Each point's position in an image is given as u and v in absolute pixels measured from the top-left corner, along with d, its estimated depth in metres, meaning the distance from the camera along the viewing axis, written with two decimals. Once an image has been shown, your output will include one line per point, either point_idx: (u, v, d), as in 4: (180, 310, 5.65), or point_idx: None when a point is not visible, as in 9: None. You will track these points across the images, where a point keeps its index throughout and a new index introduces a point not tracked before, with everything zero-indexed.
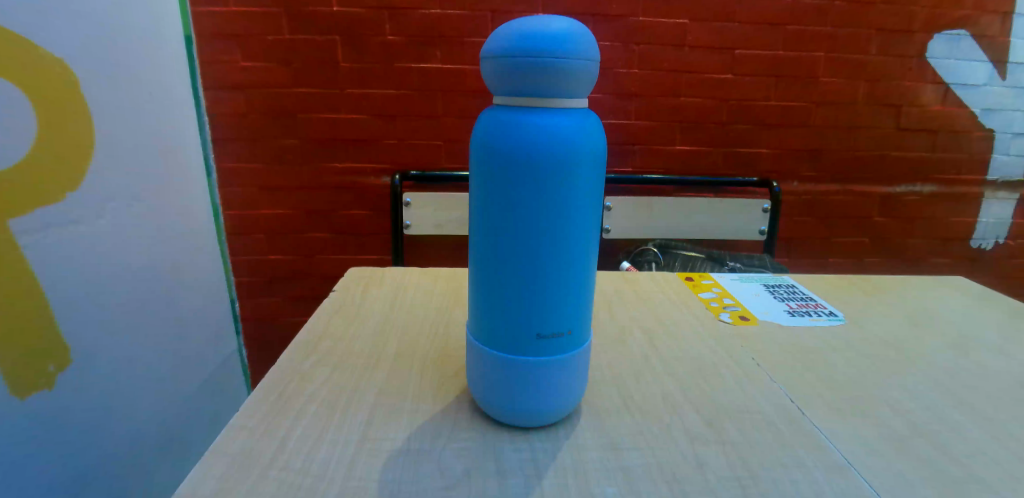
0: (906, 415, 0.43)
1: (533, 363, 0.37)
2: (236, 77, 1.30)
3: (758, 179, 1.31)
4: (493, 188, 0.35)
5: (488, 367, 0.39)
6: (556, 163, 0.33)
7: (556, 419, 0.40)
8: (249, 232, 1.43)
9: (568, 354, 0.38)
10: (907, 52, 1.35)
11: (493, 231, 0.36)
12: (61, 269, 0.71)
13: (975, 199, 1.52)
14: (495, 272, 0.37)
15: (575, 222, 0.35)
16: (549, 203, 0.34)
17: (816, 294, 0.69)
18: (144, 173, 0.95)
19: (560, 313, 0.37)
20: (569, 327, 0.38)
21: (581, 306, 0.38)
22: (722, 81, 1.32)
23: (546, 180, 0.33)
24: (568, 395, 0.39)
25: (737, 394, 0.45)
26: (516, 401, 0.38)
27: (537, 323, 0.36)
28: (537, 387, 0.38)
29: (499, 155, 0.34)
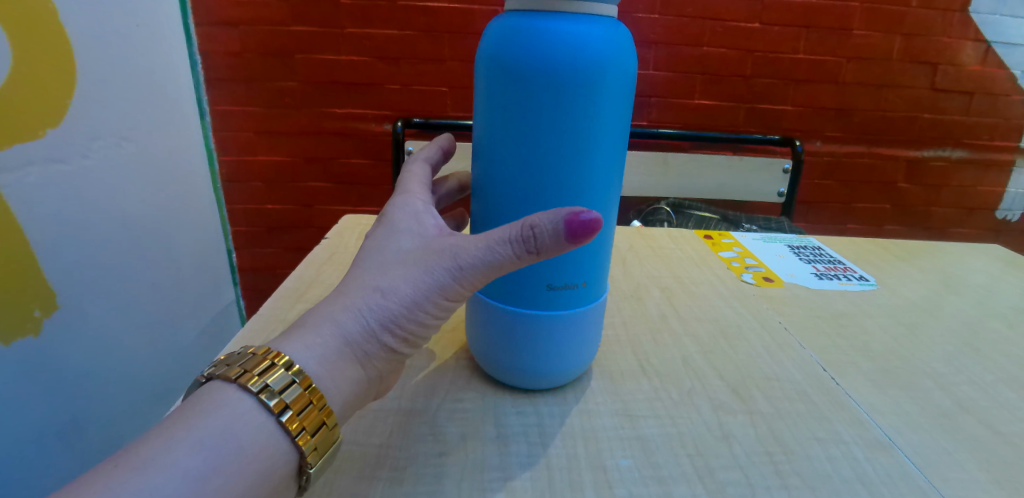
0: (951, 390, 0.39)
1: (543, 318, 0.33)
2: (229, 12, 1.21)
3: (781, 137, 1.23)
4: (501, 112, 0.30)
5: (490, 322, 0.34)
6: (577, 79, 0.28)
7: (566, 380, 0.36)
8: (246, 180, 1.38)
9: (582, 310, 0.34)
10: (951, 6, 1.24)
11: (500, 165, 0.31)
12: (46, 206, 0.66)
13: (1006, 168, 1.44)
14: (504, 213, 0.32)
15: (597, 157, 0.30)
16: (568, 131, 0.29)
17: (844, 257, 0.64)
18: (133, 110, 0.89)
19: (576, 262, 0.32)
20: (585, 280, 0.33)
21: (600, 256, 0.33)
22: (749, 31, 1.22)
23: (567, 100, 0.28)
24: (578, 355, 0.35)
25: (765, 360, 0.41)
26: (521, 360, 0.34)
27: (548, 272, 0.32)
28: (546, 344, 0.34)
29: (511, 71, 0.28)
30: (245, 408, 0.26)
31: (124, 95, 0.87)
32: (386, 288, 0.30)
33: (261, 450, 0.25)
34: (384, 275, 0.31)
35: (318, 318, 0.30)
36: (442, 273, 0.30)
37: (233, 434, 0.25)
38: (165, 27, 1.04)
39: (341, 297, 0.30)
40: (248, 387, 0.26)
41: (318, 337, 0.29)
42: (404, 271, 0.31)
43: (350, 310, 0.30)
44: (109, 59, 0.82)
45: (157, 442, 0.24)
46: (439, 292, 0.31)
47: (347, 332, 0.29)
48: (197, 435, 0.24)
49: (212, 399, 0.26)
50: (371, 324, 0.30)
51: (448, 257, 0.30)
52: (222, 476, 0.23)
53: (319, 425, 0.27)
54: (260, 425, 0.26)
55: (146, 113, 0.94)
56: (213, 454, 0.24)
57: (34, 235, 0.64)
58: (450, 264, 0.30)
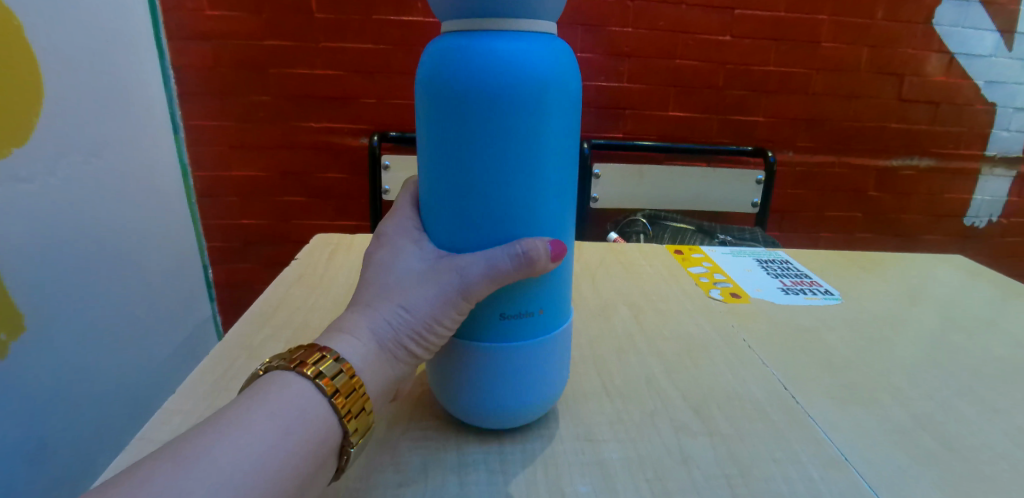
0: (909, 405, 0.40)
1: (500, 348, 0.32)
2: (201, 26, 1.19)
3: (753, 148, 1.25)
4: (443, 130, 0.29)
5: (455, 374, 0.34)
6: (518, 97, 0.28)
7: (537, 414, 0.35)
8: (220, 195, 1.36)
9: (543, 336, 0.33)
10: (914, 18, 1.29)
11: (446, 183, 0.31)
12: (9, 227, 0.64)
13: (971, 175, 1.48)
14: (457, 231, 0.32)
15: (545, 175, 0.30)
16: (514, 147, 0.29)
17: (810, 270, 0.65)
18: (103, 128, 0.87)
19: (532, 289, 0.32)
20: (542, 307, 0.33)
21: (559, 282, 0.33)
22: (721, 43, 1.24)
23: (509, 119, 0.28)
24: (547, 388, 0.35)
25: (727, 377, 0.42)
26: (484, 397, 0.33)
27: (502, 300, 0.32)
28: (509, 377, 0.33)
29: (455, 90, 0.28)
30: (306, 388, 0.27)
31: (94, 113, 0.85)
32: (407, 304, 0.31)
33: (323, 425, 0.27)
34: (403, 292, 0.31)
35: (351, 326, 0.31)
36: (451, 289, 0.30)
37: (301, 409, 0.26)
38: (134, 38, 1.01)
39: (362, 314, 0.32)
40: (305, 372, 0.27)
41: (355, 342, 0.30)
42: (420, 288, 0.31)
43: (379, 320, 0.31)
44: (79, 75, 0.81)
45: (236, 415, 0.25)
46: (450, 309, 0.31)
47: (379, 337, 0.31)
48: (269, 408, 0.26)
49: (272, 383, 0.27)
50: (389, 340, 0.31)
51: (450, 272, 0.30)
52: (291, 447, 0.25)
53: (363, 409, 0.29)
54: (321, 403, 0.27)
55: (116, 128, 0.92)
56: (284, 427, 0.25)
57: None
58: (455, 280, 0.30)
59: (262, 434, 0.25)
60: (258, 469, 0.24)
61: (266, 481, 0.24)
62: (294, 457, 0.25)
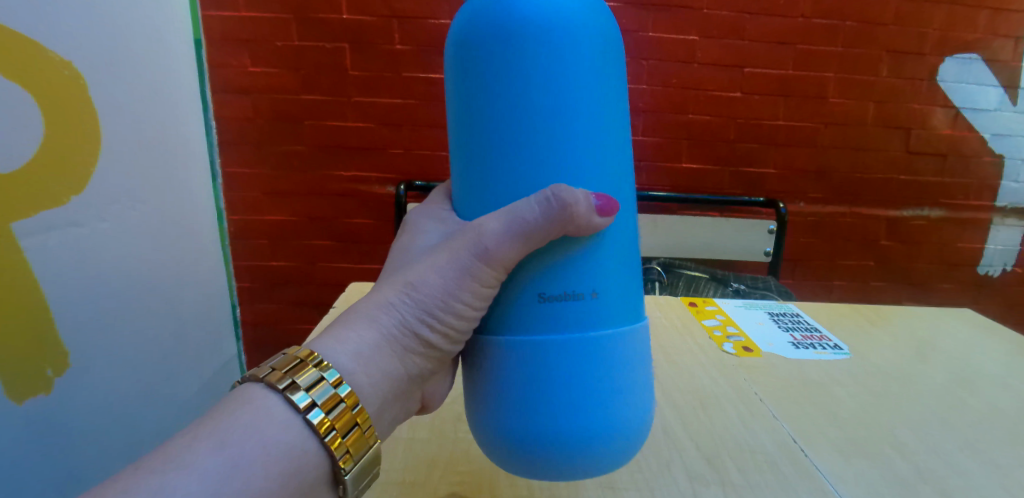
0: (912, 459, 0.42)
1: (549, 333, 0.33)
2: (244, 81, 1.30)
3: (765, 199, 1.29)
4: (475, 73, 0.32)
5: (503, 375, 0.34)
6: (566, 34, 0.32)
7: (598, 412, 0.33)
8: (252, 237, 1.43)
9: (599, 319, 0.34)
10: (918, 75, 1.34)
11: (476, 130, 0.33)
12: (91, 270, 0.70)
13: (983, 224, 1.50)
14: (495, 183, 0.33)
15: (592, 112, 0.33)
16: (545, 95, 0.32)
17: (820, 324, 0.68)
18: (167, 179, 0.95)
19: (575, 271, 0.34)
20: (596, 289, 0.34)
21: (609, 265, 0.35)
22: (731, 99, 1.31)
23: (559, 52, 0.32)
24: (601, 386, 0.34)
25: (739, 429, 0.45)
26: (551, 393, 0.33)
27: (541, 281, 0.34)
28: (556, 364, 0.33)
29: (494, 35, 0.32)
30: (275, 414, 0.30)
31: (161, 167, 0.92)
32: (423, 281, 0.36)
33: (283, 453, 0.29)
34: (420, 273, 0.36)
35: (358, 316, 0.36)
36: (472, 254, 0.34)
37: (261, 436, 0.29)
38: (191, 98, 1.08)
39: (381, 294, 0.36)
40: (275, 385, 0.31)
41: (354, 335, 0.34)
42: (437, 266, 0.36)
43: (384, 309, 0.36)
44: (151, 130, 0.87)
45: (203, 436, 0.28)
46: (472, 275, 0.34)
47: (384, 326, 0.35)
48: (216, 435, 0.28)
49: (230, 404, 0.30)
50: (403, 316, 0.36)
51: (474, 237, 0.34)
52: (247, 464, 0.28)
53: (351, 425, 0.31)
54: (283, 430, 0.30)
55: (177, 178, 1.00)
56: (240, 454, 0.28)
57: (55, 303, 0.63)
58: (480, 244, 0.33)
59: (218, 460, 0.27)
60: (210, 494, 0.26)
61: None
62: (247, 483, 0.27)
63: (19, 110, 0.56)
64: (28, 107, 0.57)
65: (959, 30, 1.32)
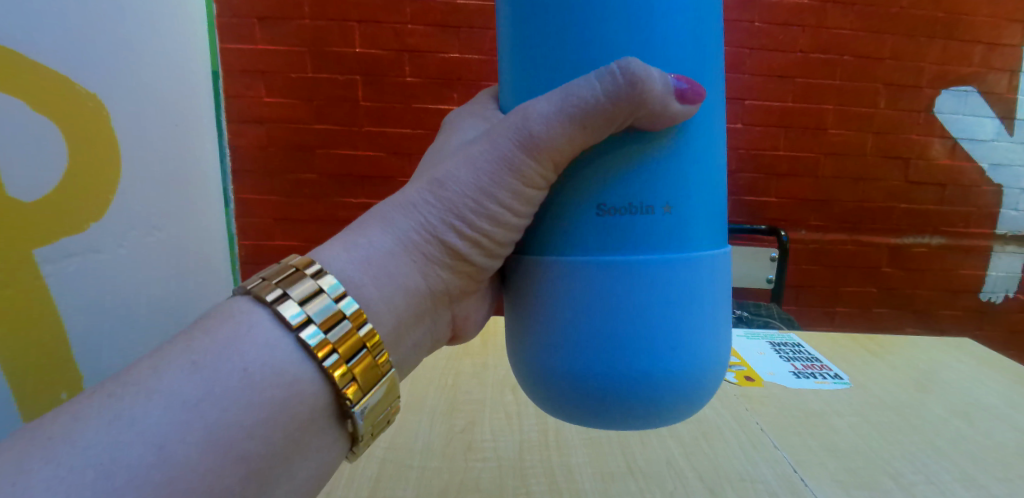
0: (909, 489, 0.44)
1: (610, 252, 0.27)
2: (259, 112, 1.34)
3: (767, 226, 1.30)
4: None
5: (553, 301, 0.29)
6: None
7: (665, 356, 0.28)
8: (262, 261, 1.46)
9: (672, 239, 0.28)
10: (915, 106, 1.38)
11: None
12: (130, 295, 0.73)
13: (984, 252, 1.51)
14: (538, 58, 0.27)
15: None
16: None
17: (822, 354, 0.69)
18: (190, 207, 0.98)
19: (646, 176, 0.27)
20: (669, 202, 0.28)
21: (688, 173, 0.28)
22: (732, 130, 1.35)
23: None
24: (670, 322, 0.28)
25: (741, 460, 0.47)
26: (603, 324, 0.28)
27: (602, 189, 0.28)
28: (614, 293, 0.27)
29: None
30: (259, 333, 0.26)
31: (184, 196, 0.95)
32: (451, 178, 0.30)
33: (262, 380, 0.25)
34: (451, 169, 0.31)
35: (384, 217, 0.31)
36: (510, 145, 0.29)
37: (235, 360, 0.25)
38: (207, 124, 1.10)
39: (409, 192, 0.31)
40: (263, 297, 0.26)
41: (371, 239, 0.30)
42: (470, 160, 0.30)
43: (412, 207, 0.30)
44: (173, 159, 0.90)
45: (173, 359, 0.24)
46: (511, 167, 0.29)
47: (411, 229, 0.30)
48: (188, 356, 0.25)
49: (212, 319, 0.26)
50: (430, 218, 0.30)
51: (518, 122, 0.28)
52: (218, 387, 0.24)
53: (359, 348, 0.27)
54: (263, 353, 0.25)
55: (200, 205, 1.03)
56: (208, 383, 0.24)
57: (76, 324, 0.61)
58: (522, 129, 0.28)
59: (181, 388, 0.23)
60: (176, 426, 0.22)
61: (187, 435, 0.22)
62: (218, 416, 0.23)
63: (40, 134, 0.56)
64: (49, 128, 0.58)
65: (952, 64, 1.36)
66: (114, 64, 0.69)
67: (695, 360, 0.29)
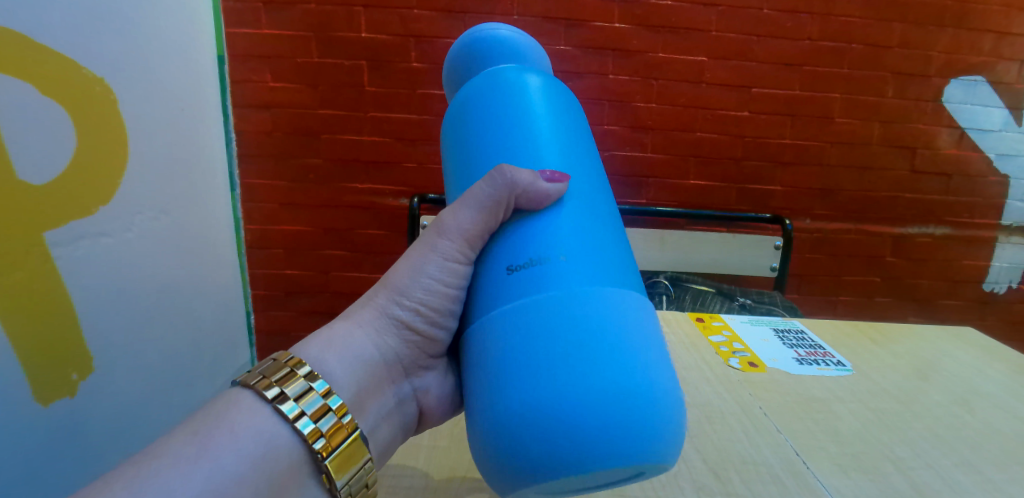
0: (909, 474, 0.45)
1: (514, 297, 0.33)
2: (264, 96, 1.34)
3: (771, 215, 1.29)
4: (451, 118, 0.41)
5: (478, 355, 0.34)
6: (495, 84, 0.40)
7: (571, 389, 0.29)
8: (268, 246, 1.47)
9: (568, 281, 0.32)
10: (923, 96, 1.37)
11: (452, 154, 0.40)
12: (140, 274, 0.74)
13: (987, 243, 1.52)
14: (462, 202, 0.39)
15: (533, 127, 0.38)
16: (500, 113, 0.38)
17: (824, 341, 0.70)
18: (196, 191, 0.98)
19: (537, 242, 0.34)
20: (563, 253, 0.33)
21: (575, 230, 0.35)
22: (738, 118, 1.34)
23: (492, 95, 0.39)
24: (574, 357, 0.30)
25: (744, 444, 0.48)
26: (527, 363, 0.31)
27: (509, 257, 0.35)
28: (519, 330, 0.32)
29: (461, 94, 0.41)
30: (244, 404, 0.33)
31: (189, 179, 0.95)
32: (395, 275, 0.41)
33: (246, 437, 0.32)
34: (395, 270, 0.42)
35: (348, 310, 0.41)
36: (432, 242, 0.39)
37: (224, 425, 0.32)
38: (212, 109, 1.09)
39: (367, 291, 0.42)
40: (236, 381, 0.35)
41: (336, 322, 0.40)
42: (408, 260, 0.41)
43: (369, 299, 0.41)
44: (179, 144, 0.90)
45: (176, 433, 0.31)
46: (435, 253, 0.39)
47: (365, 315, 0.40)
48: (188, 428, 0.32)
49: (210, 402, 0.34)
50: (380, 303, 0.41)
51: (438, 231, 0.39)
52: (214, 445, 0.31)
53: (325, 412, 0.34)
54: (248, 418, 0.32)
55: (205, 188, 1.03)
56: (202, 444, 0.31)
57: (83, 307, 0.61)
58: (443, 232, 0.38)
59: (182, 450, 0.30)
60: (178, 477, 0.29)
61: (187, 481, 0.29)
62: (210, 467, 0.30)
63: (50, 118, 0.57)
64: (55, 111, 0.58)
65: (963, 53, 1.35)
66: (120, 47, 0.70)
67: (633, 382, 0.30)
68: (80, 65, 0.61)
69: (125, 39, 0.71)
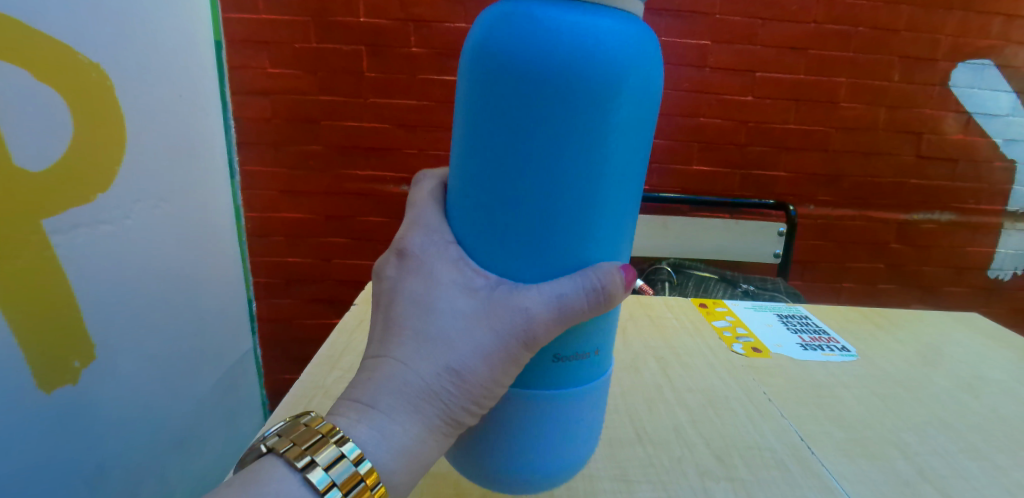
0: (915, 460, 0.45)
1: (551, 391, 0.34)
2: (263, 83, 1.32)
3: (776, 201, 1.27)
4: (496, 103, 0.28)
5: (502, 431, 0.35)
6: (593, 107, 0.27)
7: (571, 457, 0.37)
8: (269, 234, 1.46)
9: (592, 376, 0.36)
10: (930, 80, 1.34)
11: (504, 182, 0.29)
12: (139, 260, 0.73)
13: (992, 230, 1.51)
14: (520, 261, 0.31)
15: (619, 191, 0.30)
16: (591, 158, 0.28)
17: (828, 327, 0.69)
18: (195, 179, 0.97)
19: (584, 337, 0.34)
20: (597, 348, 0.35)
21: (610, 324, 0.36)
22: (742, 103, 1.32)
23: (586, 128, 0.28)
24: (579, 432, 0.37)
25: (748, 429, 0.48)
26: (527, 436, 0.35)
27: (556, 344, 0.33)
28: (550, 420, 0.35)
29: (534, 84, 0.27)
30: None
31: (189, 166, 0.93)
32: (457, 361, 0.32)
33: None
34: (453, 353, 0.32)
35: (391, 407, 0.31)
36: (516, 340, 0.31)
37: None
38: (211, 95, 1.08)
39: (411, 373, 0.32)
40: (293, 464, 0.29)
41: (389, 430, 0.31)
42: (470, 340, 0.32)
43: (421, 390, 0.32)
44: (178, 131, 0.89)
45: None
46: (516, 356, 0.32)
47: (419, 413, 0.32)
48: None
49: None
50: (442, 401, 0.32)
51: (522, 321, 0.31)
52: None
53: None
54: None
55: (204, 175, 1.01)
56: None
57: (85, 294, 0.61)
58: (529, 329, 0.31)
59: None
60: None
61: None
62: None
63: (47, 104, 0.56)
64: (52, 96, 0.57)
65: (972, 37, 1.32)
66: (120, 34, 0.69)
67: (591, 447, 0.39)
68: (77, 49, 0.60)
69: (123, 28, 0.70)
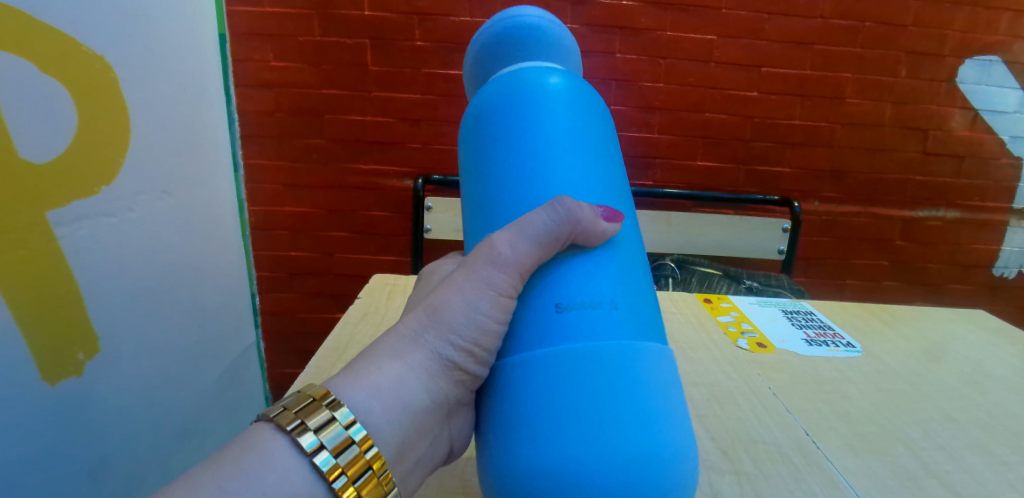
0: (920, 455, 0.45)
1: (567, 341, 0.33)
2: (267, 76, 1.32)
3: (780, 199, 1.28)
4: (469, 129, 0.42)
5: (527, 396, 0.33)
6: (526, 101, 0.40)
7: (634, 440, 0.31)
8: (272, 228, 1.46)
9: (619, 330, 0.34)
10: (937, 76, 1.33)
11: (480, 166, 0.40)
12: (144, 252, 0.73)
13: (998, 227, 1.50)
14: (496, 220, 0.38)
15: (569, 152, 0.38)
16: (532, 130, 0.38)
17: (833, 323, 0.69)
18: (199, 172, 0.97)
19: (585, 285, 0.35)
20: (611, 300, 0.35)
21: (620, 278, 0.36)
22: (747, 99, 1.32)
23: (526, 113, 0.39)
24: (632, 406, 0.32)
25: (754, 424, 0.48)
26: (562, 407, 0.32)
27: (556, 293, 0.35)
28: (578, 376, 0.32)
29: (486, 101, 0.41)
30: (279, 456, 0.30)
31: (192, 159, 0.93)
32: (437, 303, 0.37)
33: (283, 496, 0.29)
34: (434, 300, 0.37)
35: (381, 351, 0.36)
36: (484, 268, 0.35)
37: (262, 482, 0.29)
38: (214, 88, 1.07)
39: (402, 326, 0.37)
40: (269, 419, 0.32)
41: (377, 367, 0.35)
42: (450, 290, 0.37)
43: (408, 333, 0.36)
44: (182, 123, 0.89)
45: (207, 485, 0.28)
46: (490, 287, 0.35)
47: (407, 353, 0.35)
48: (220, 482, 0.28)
49: (233, 450, 0.31)
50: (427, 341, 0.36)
51: (488, 252, 0.35)
52: None
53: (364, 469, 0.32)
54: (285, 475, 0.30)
55: (208, 168, 1.01)
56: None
57: (89, 287, 0.61)
58: (495, 256, 0.35)
59: None
60: None
61: None
62: None
63: (51, 96, 0.56)
64: (57, 88, 0.57)
65: (979, 32, 1.31)
66: (125, 27, 0.69)
67: (668, 445, 0.32)
68: (82, 41, 0.60)
69: (128, 19, 0.70)
